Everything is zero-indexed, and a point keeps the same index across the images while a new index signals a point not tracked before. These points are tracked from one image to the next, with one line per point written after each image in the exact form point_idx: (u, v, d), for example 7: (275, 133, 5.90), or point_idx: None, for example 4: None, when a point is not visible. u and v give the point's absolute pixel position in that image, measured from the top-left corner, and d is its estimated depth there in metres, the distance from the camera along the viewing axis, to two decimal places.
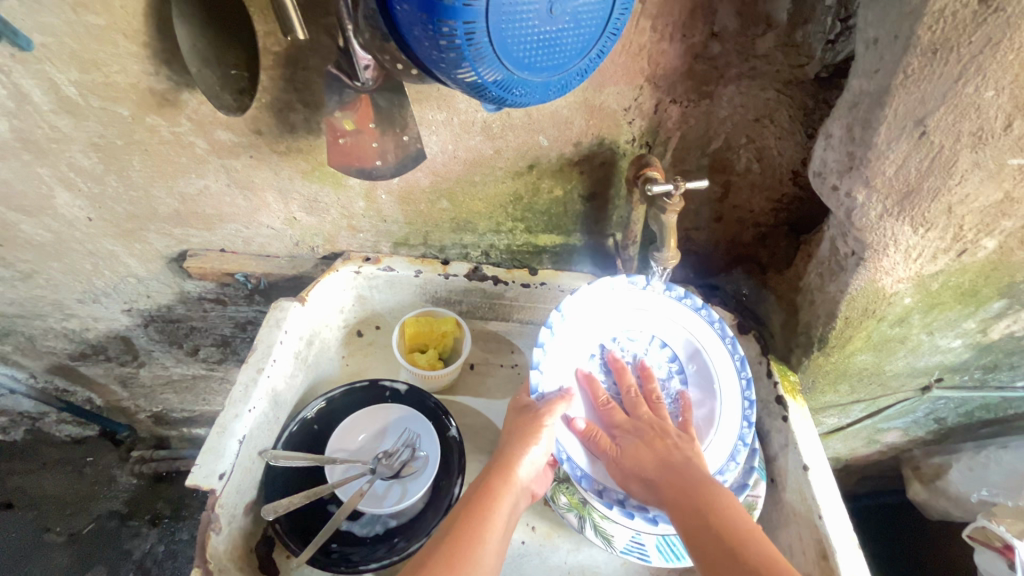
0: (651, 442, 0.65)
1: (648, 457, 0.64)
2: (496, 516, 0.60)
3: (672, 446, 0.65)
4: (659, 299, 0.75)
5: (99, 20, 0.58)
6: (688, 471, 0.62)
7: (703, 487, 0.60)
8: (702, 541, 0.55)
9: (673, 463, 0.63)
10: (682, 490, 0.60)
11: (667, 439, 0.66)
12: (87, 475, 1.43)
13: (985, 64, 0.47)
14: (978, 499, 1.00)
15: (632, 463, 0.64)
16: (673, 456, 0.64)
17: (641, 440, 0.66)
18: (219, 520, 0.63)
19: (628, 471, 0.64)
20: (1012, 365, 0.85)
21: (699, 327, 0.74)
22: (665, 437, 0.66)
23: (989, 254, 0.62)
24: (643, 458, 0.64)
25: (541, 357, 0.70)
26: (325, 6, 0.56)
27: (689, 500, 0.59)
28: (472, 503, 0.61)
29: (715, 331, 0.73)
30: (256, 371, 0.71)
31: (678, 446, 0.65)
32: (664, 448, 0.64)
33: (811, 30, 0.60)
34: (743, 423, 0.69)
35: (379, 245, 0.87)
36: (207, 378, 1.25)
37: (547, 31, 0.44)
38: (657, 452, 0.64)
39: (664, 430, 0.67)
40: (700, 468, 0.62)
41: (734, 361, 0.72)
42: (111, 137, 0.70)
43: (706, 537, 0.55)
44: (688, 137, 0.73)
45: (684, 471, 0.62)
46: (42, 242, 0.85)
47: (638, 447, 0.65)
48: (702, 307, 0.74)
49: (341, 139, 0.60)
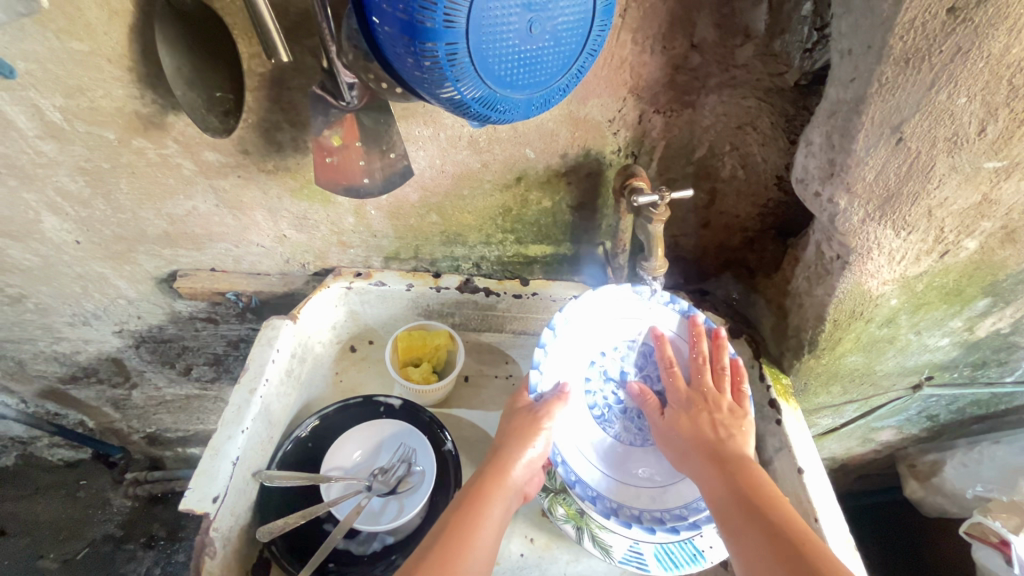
0: (695, 415, 0.68)
1: (690, 427, 0.67)
2: (487, 522, 0.60)
3: (715, 422, 0.67)
4: (660, 309, 0.75)
5: (82, 46, 0.58)
6: (725, 448, 0.64)
7: (737, 461, 0.62)
8: (726, 504, 0.58)
9: (713, 438, 0.65)
10: (714, 461, 0.63)
11: (714, 414, 0.68)
12: (81, 499, 1.42)
13: (956, 73, 0.48)
14: (974, 496, 1.02)
15: (674, 434, 0.67)
16: (715, 433, 0.66)
17: (685, 411, 0.69)
18: (214, 544, 0.62)
19: (669, 440, 0.68)
20: (1001, 361, 0.86)
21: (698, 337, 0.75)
22: (712, 412, 0.68)
23: (972, 254, 0.63)
24: (687, 428, 0.67)
25: (541, 358, 0.71)
26: (308, 27, 0.57)
27: (722, 471, 0.62)
28: (465, 502, 0.61)
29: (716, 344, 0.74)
30: (249, 392, 0.70)
31: (723, 423, 0.67)
32: (707, 422, 0.67)
33: (789, 39, 0.62)
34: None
35: (370, 260, 0.88)
36: (201, 398, 1.24)
37: (527, 49, 0.45)
38: (699, 424, 0.67)
39: (715, 405, 0.69)
40: (737, 448, 0.64)
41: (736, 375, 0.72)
42: (97, 160, 0.70)
43: (732, 500, 0.58)
44: (672, 146, 0.73)
45: (721, 446, 0.64)
46: (30, 267, 0.85)
47: (681, 417, 0.68)
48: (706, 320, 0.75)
49: (329, 157, 0.60)
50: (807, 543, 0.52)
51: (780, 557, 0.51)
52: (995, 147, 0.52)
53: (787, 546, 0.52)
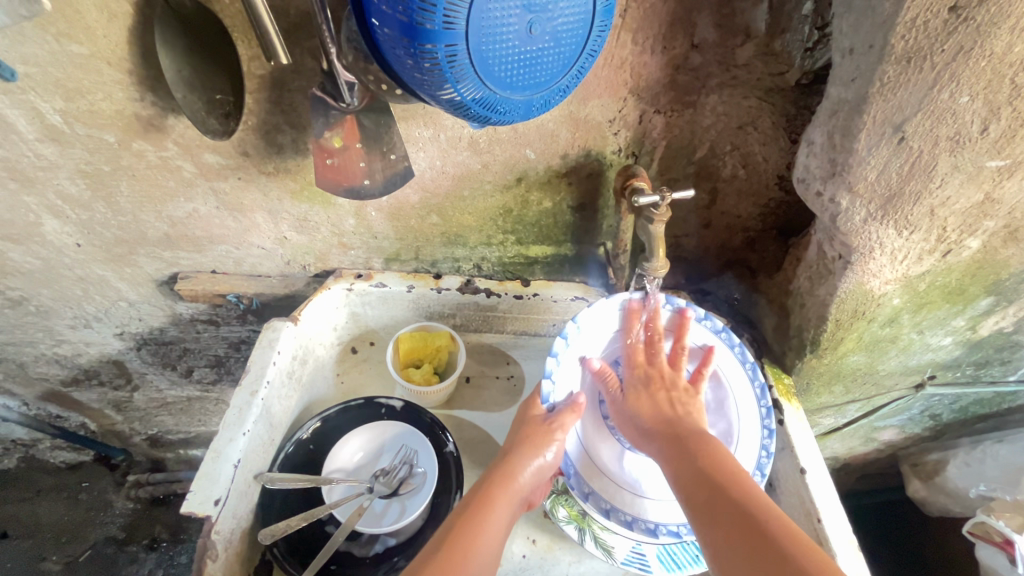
0: (653, 393, 0.69)
1: (649, 406, 0.67)
2: (494, 526, 0.60)
3: (673, 400, 0.68)
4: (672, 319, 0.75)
5: (82, 49, 0.58)
6: (686, 425, 0.65)
7: (697, 438, 0.62)
8: (687, 478, 0.58)
9: (673, 415, 0.66)
10: (674, 438, 0.63)
11: (670, 392, 0.69)
12: (83, 501, 1.42)
13: (958, 72, 0.48)
14: (977, 494, 1.00)
15: (633, 413, 0.68)
16: (673, 409, 0.67)
17: (643, 389, 0.69)
18: (215, 547, 0.62)
19: (629, 419, 0.68)
20: (1003, 360, 0.86)
21: (715, 348, 0.74)
22: (669, 390, 0.69)
23: (974, 254, 0.63)
24: (646, 408, 0.67)
25: (553, 368, 0.71)
26: (308, 29, 0.57)
27: (682, 448, 0.61)
28: (471, 504, 0.61)
29: (733, 355, 0.73)
30: (251, 394, 0.70)
31: (680, 401, 0.68)
32: (665, 400, 0.68)
33: (789, 39, 0.62)
34: (763, 452, 0.69)
35: (371, 261, 0.87)
36: (202, 400, 1.24)
37: (527, 50, 0.45)
38: (657, 403, 0.68)
39: (672, 384, 0.70)
40: (696, 426, 0.65)
41: (753, 389, 0.71)
42: (97, 163, 0.70)
43: (693, 475, 0.58)
44: (673, 147, 0.73)
45: (681, 425, 0.65)
46: (31, 270, 0.85)
47: (640, 396, 0.69)
48: (722, 330, 0.73)
49: (329, 159, 0.60)
50: (770, 514, 0.51)
51: (744, 528, 0.51)
52: (997, 146, 0.52)
53: (751, 517, 0.51)
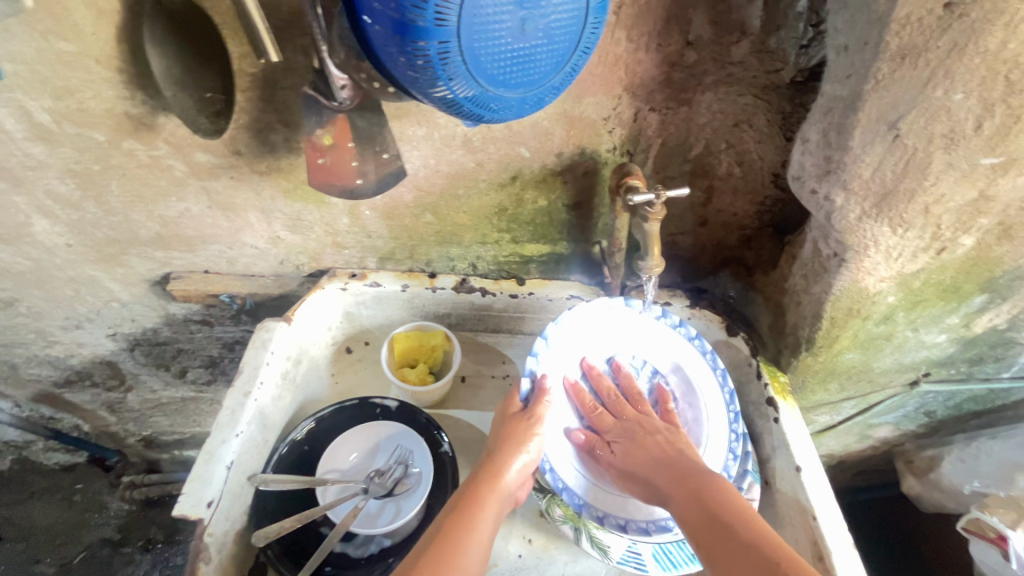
0: (642, 441, 0.68)
1: (643, 457, 0.67)
2: (483, 525, 0.60)
3: (663, 442, 0.68)
4: (651, 325, 0.76)
5: (70, 46, 0.57)
6: (684, 464, 0.65)
7: (698, 477, 0.62)
8: (696, 526, 0.58)
9: (668, 458, 0.66)
10: (676, 484, 0.63)
11: (657, 436, 0.69)
12: (77, 503, 1.40)
13: (952, 68, 0.48)
14: (971, 491, 1.01)
15: (631, 467, 0.67)
16: (664, 451, 0.67)
17: (632, 442, 0.69)
18: (208, 549, 0.62)
19: (631, 477, 0.67)
20: (998, 357, 0.86)
21: (689, 357, 0.75)
22: (655, 434, 0.69)
23: (968, 251, 0.63)
24: (641, 460, 0.67)
25: (533, 365, 0.72)
26: (300, 26, 0.57)
27: (685, 493, 0.61)
28: (459, 504, 0.61)
29: (706, 363, 0.74)
30: (243, 395, 0.70)
31: (669, 440, 0.68)
32: (657, 444, 0.68)
33: (785, 36, 0.61)
34: (729, 456, 0.71)
35: (365, 260, 0.87)
36: (197, 400, 1.23)
37: (520, 47, 0.44)
38: (647, 449, 0.67)
39: (653, 428, 0.70)
40: (694, 461, 0.65)
41: (723, 394, 0.73)
42: (87, 163, 0.69)
43: (702, 521, 0.58)
44: (669, 144, 0.73)
45: (680, 465, 0.65)
46: (22, 270, 0.84)
47: (628, 448, 0.68)
48: (695, 337, 0.74)
49: (321, 159, 0.59)
50: (784, 556, 0.51)
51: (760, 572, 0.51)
52: (991, 143, 0.52)
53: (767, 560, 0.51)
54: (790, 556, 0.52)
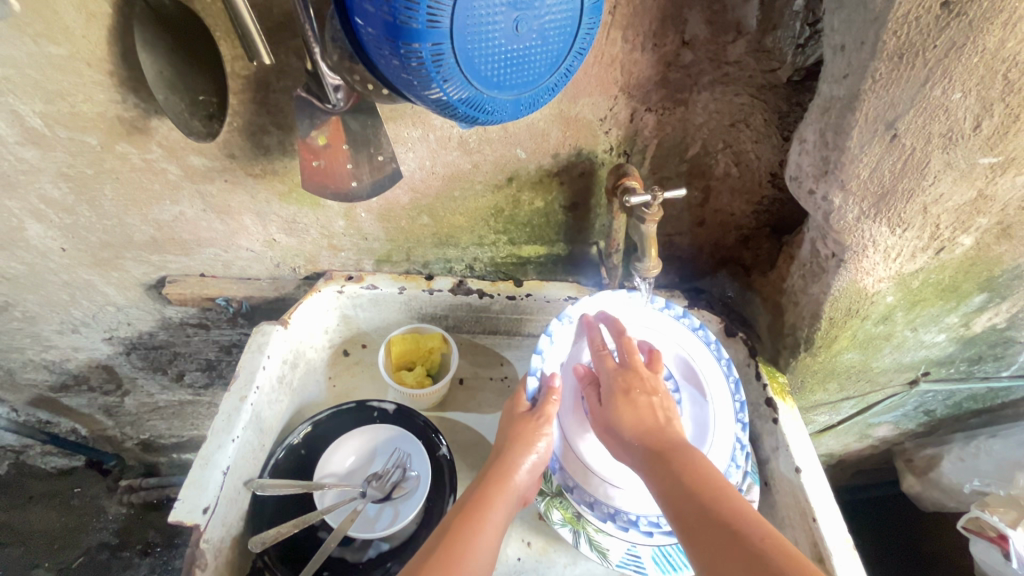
0: (633, 398, 0.65)
1: (632, 414, 0.64)
2: (489, 522, 0.60)
3: (654, 406, 0.65)
4: (655, 316, 0.75)
5: (60, 50, 0.57)
6: (670, 438, 0.62)
7: (680, 452, 0.60)
8: (676, 498, 0.55)
9: (654, 424, 0.63)
10: (658, 452, 0.60)
11: (650, 398, 0.66)
12: (76, 507, 1.40)
13: (950, 67, 0.47)
14: (971, 489, 1.01)
15: (617, 423, 0.64)
16: (655, 417, 0.64)
17: (624, 396, 0.65)
18: (204, 556, 0.61)
19: (614, 431, 0.64)
20: (997, 356, 0.86)
21: (693, 347, 0.74)
22: (650, 395, 0.66)
23: (967, 251, 0.63)
24: (629, 417, 0.63)
25: (539, 364, 0.71)
26: (292, 29, 0.57)
27: (667, 464, 0.58)
28: (465, 508, 0.61)
29: (711, 352, 0.73)
30: (240, 399, 0.69)
31: (660, 406, 0.65)
32: (646, 406, 0.65)
33: (781, 35, 0.61)
34: (737, 444, 0.68)
35: (361, 263, 0.87)
36: (194, 404, 1.23)
37: (514, 49, 0.44)
38: (640, 411, 0.64)
39: (650, 389, 0.67)
40: (677, 434, 0.63)
41: (728, 383, 0.71)
42: (80, 167, 0.69)
43: (682, 494, 0.55)
44: (665, 145, 0.73)
45: (664, 435, 0.62)
46: (16, 275, 0.83)
47: (619, 403, 0.65)
48: (699, 327, 0.74)
49: (314, 161, 0.59)
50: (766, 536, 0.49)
51: (741, 550, 0.48)
52: (990, 142, 0.51)
53: (749, 538, 0.49)
54: (773, 535, 0.49)
